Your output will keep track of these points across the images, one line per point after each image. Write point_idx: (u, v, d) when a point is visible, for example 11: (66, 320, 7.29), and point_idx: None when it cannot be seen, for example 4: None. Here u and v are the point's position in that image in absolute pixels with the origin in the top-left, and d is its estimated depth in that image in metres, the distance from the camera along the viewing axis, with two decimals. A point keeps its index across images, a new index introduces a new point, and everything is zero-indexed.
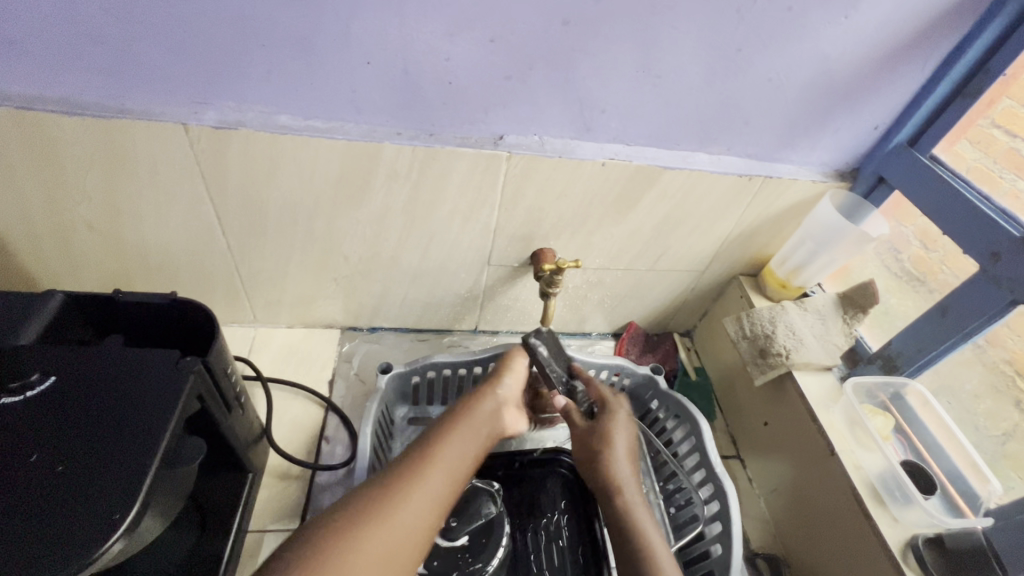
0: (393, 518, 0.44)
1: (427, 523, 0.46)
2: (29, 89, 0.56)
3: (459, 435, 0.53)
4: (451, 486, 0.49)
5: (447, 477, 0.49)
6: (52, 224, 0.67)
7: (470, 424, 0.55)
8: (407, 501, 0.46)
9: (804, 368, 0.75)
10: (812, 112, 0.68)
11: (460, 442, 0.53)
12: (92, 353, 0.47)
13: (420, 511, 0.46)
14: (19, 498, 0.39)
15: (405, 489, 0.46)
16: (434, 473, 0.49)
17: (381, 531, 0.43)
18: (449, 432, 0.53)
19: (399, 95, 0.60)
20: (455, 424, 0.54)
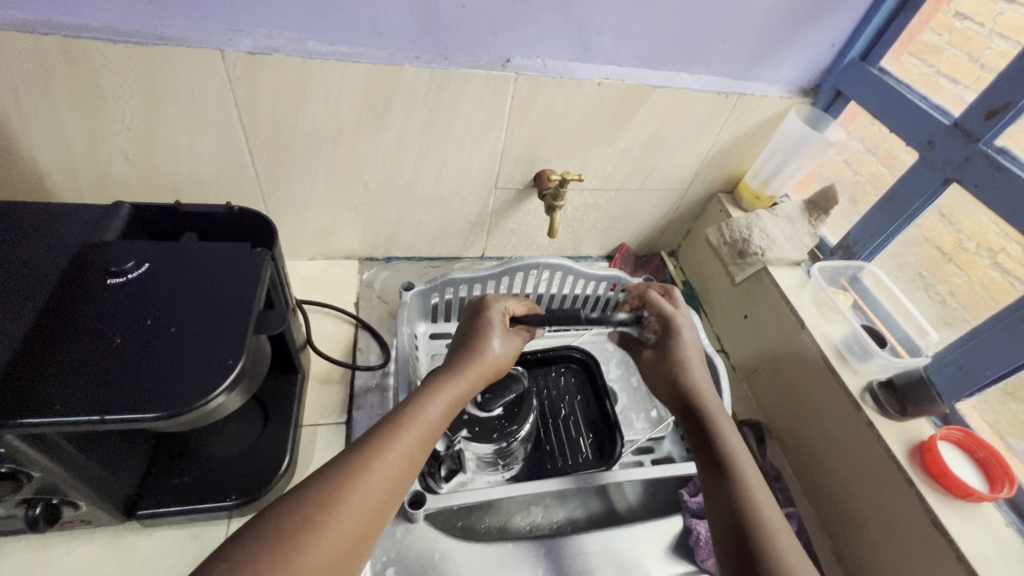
0: (349, 500, 0.47)
1: (378, 505, 0.49)
2: (75, 19, 0.60)
3: (416, 420, 0.55)
4: (406, 469, 0.52)
5: (398, 466, 0.51)
6: (91, 155, 0.71)
7: (431, 407, 0.56)
8: (356, 487, 0.48)
9: (777, 263, 0.87)
10: (780, 30, 0.77)
11: (417, 427, 0.55)
12: (174, 248, 0.53)
13: (371, 497, 0.48)
14: (144, 354, 0.46)
15: (357, 476, 0.48)
16: (382, 460, 0.51)
17: (337, 514, 0.46)
18: (426, 398, 0.57)
19: (418, 20, 0.67)
20: (421, 399, 0.57)
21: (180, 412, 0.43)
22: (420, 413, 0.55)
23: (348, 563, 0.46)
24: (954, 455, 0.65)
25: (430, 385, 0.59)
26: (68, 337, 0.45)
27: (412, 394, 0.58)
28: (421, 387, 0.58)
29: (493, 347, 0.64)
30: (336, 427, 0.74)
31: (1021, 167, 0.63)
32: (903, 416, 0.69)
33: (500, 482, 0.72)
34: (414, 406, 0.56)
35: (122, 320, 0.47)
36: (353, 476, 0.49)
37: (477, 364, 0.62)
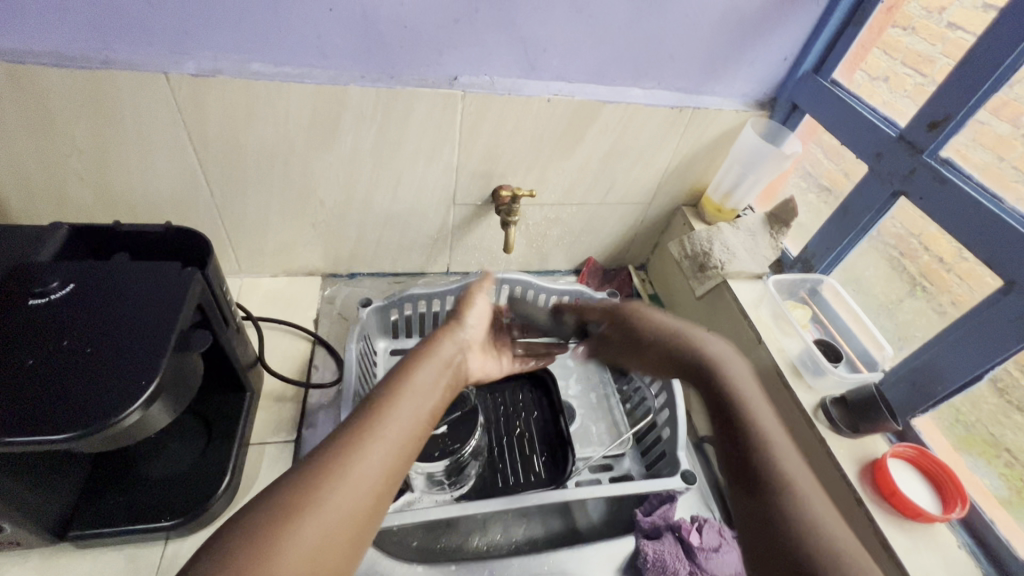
0: (335, 489, 0.42)
1: (371, 494, 0.44)
2: (19, 44, 0.61)
3: (407, 394, 0.50)
4: (400, 455, 0.47)
5: (391, 447, 0.46)
6: (44, 176, 0.73)
7: (417, 378, 0.52)
8: (346, 474, 0.43)
9: (737, 277, 0.86)
10: (729, 45, 0.78)
11: (411, 402, 0.50)
12: (103, 268, 0.54)
13: (366, 483, 0.44)
14: (57, 374, 0.46)
15: (346, 460, 0.44)
16: (376, 440, 0.46)
17: (319, 511, 0.41)
18: (410, 369, 0.52)
19: (361, 40, 0.67)
20: (405, 372, 0.52)
21: (87, 431, 0.43)
22: (405, 383, 0.51)
23: (335, 563, 0.40)
24: (905, 472, 0.64)
25: (411, 357, 0.54)
26: None
27: (394, 367, 0.53)
28: (404, 358, 0.54)
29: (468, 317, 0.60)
30: (284, 445, 0.74)
31: (963, 179, 0.62)
32: (855, 433, 0.67)
33: (448, 501, 0.71)
34: (401, 380, 0.51)
35: (40, 340, 0.47)
36: (345, 454, 0.44)
37: (454, 342, 0.58)
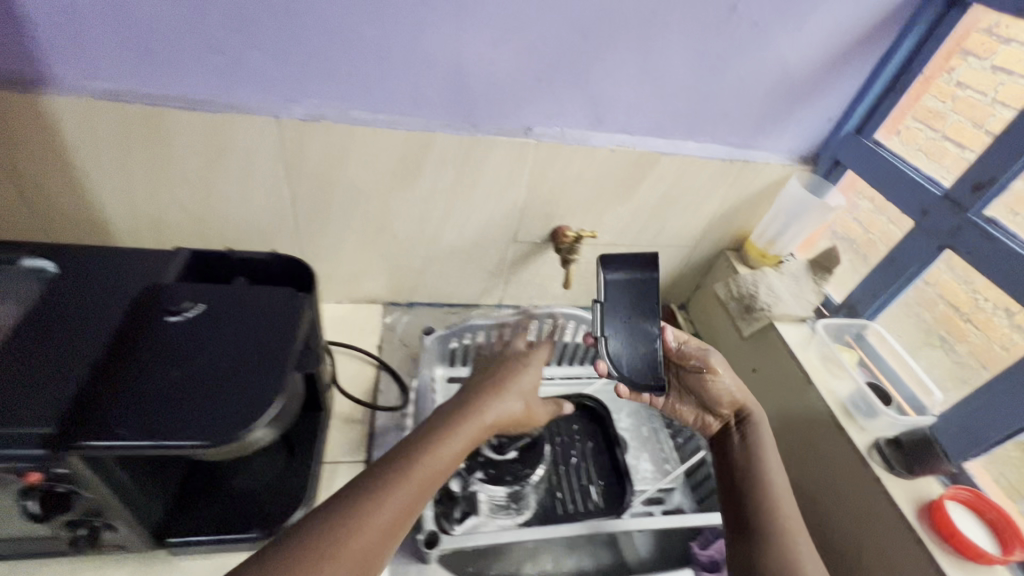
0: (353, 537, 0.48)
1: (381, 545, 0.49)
2: (155, 90, 0.69)
3: (433, 451, 0.56)
4: (408, 511, 0.52)
5: (408, 502, 0.52)
6: (151, 204, 0.79)
7: (451, 441, 0.57)
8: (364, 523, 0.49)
9: (784, 319, 0.91)
10: (779, 106, 0.85)
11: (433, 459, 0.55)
12: (227, 290, 0.59)
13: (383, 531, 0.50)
14: (195, 386, 0.50)
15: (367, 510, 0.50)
16: (395, 494, 0.51)
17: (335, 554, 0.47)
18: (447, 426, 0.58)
19: (452, 93, 0.75)
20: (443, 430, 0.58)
21: (225, 441, 0.47)
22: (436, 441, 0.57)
23: None
24: (963, 516, 0.66)
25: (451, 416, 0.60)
26: (130, 367, 0.50)
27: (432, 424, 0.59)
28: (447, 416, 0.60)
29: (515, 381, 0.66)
30: (355, 465, 0.77)
31: (1008, 237, 0.67)
32: (912, 474, 0.70)
33: (513, 526, 0.73)
34: (431, 438, 0.57)
35: (178, 354, 0.52)
36: (365, 503, 0.50)
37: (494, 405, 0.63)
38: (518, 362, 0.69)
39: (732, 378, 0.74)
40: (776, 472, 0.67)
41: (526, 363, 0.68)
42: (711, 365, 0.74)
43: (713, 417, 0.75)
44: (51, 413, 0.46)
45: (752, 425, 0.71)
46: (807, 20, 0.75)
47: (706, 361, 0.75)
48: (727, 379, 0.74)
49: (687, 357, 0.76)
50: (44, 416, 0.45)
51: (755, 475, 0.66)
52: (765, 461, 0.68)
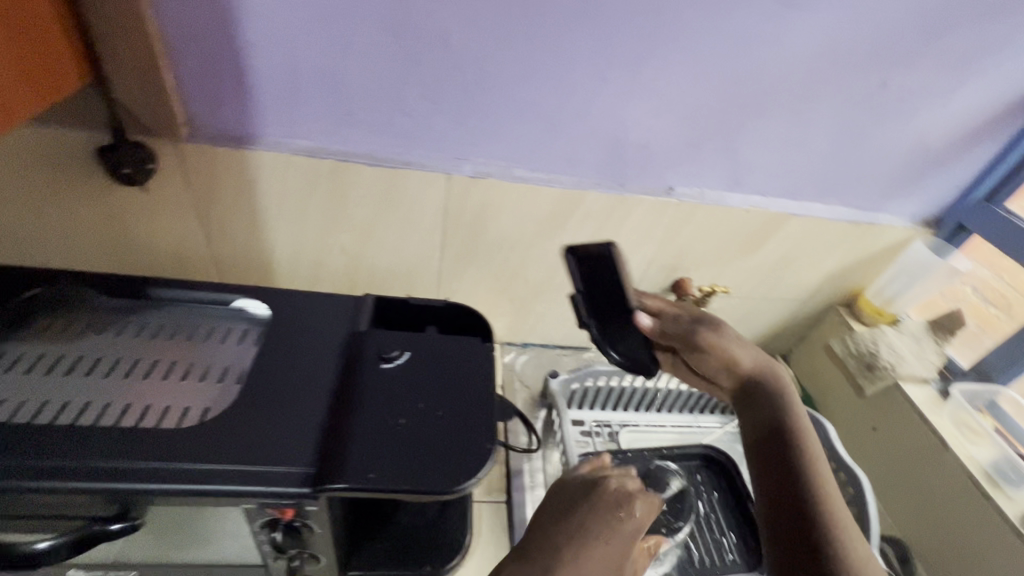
0: None
1: None
2: (345, 147, 0.75)
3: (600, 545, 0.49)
4: None
5: None
6: (316, 247, 0.85)
7: (626, 527, 0.51)
8: None
9: (908, 380, 0.92)
10: (910, 173, 0.87)
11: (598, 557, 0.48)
12: (423, 338, 0.64)
13: None
14: (421, 433, 0.55)
15: None
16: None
17: None
18: (612, 521, 0.51)
19: (607, 156, 0.80)
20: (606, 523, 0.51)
21: (453, 490, 0.51)
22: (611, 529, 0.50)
23: None
24: None
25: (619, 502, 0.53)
26: (362, 413, 0.55)
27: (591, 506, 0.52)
28: (610, 504, 0.52)
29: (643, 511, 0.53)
30: (501, 506, 0.81)
31: None
32: None
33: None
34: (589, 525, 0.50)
35: (400, 401, 0.57)
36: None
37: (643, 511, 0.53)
38: (610, 510, 0.52)
39: (754, 358, 0.67)
40: (791, 407, 0.62)
41: (624, 514, 0.51)
42: (710, 340, 0.66)
43: (726, 384, 0.67)
44: (308, 457, 0.51)
45: (768, 390, 0.64)
46: (952, 97, 0.78)
47: (692, 339, 0.67)
48: (738, 350, 0.66)
49: (669, 335, 0.68)
50: (304, 459, 0.51)
51: (780, 440, 0.59)
52: (792, 408, 0.62)
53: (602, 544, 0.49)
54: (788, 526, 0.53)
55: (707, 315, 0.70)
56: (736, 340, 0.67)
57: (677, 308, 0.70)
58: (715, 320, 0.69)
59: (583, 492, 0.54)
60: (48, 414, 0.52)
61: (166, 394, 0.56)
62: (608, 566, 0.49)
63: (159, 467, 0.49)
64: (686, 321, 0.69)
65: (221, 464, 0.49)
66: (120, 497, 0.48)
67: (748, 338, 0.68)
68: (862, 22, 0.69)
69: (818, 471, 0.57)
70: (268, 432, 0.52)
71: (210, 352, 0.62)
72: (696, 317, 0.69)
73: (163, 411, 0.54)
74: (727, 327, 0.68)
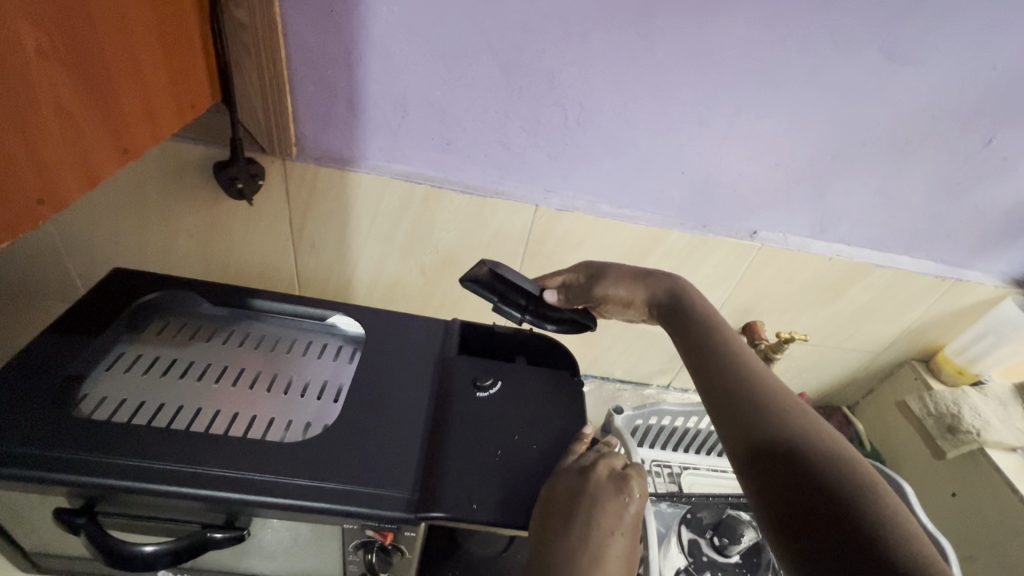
0: None
1: None
2: (440, 174, 0.77)
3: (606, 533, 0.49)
4: None
5: None
6: (398, 267, 0.88)
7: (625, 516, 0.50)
8: None
9: (993, 446, 0.88)
10: (1005, 232, 0.85)
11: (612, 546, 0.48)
12: (514, 368, 0.65)
13: None
14: (517, 466, 0.55)
15: None
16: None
17: None
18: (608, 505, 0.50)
19: (694, 197, 0.80)
20: (601, 507, 0.50)
21: None
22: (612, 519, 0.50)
23: None
24: None
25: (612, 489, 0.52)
26: (460, 440, 0.56)
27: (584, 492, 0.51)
28: (608, 488, 0.52)
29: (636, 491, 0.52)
30: None
31: None
32: None
33: None
34: (588, 512, 0.50)
35: (495, 431, 0.57)
36: None
37: (628, 490, 0.52)
38: (614, 499, 0.51)
39: (645, 287, 0.69)
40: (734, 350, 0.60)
41: (627, 498, 0.51)
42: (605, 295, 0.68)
43: (639, 312, 0.70)
44: (410, 481, 0.52)
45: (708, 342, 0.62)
46: None
47: (592, 296, 0.69)
48: (627, 288, 0.69)
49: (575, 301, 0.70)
50: (406, 484, 0.52)
51: (725, 384, 0.57)
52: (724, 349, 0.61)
53: (613, 538, 0.49)
54: (793, 490, 0.45)
55: (592, 267, 0.72)
56: (621, 276, 0.70)
57: (572, 273, 0.71)
58: (599, 270, 0.71)
59: (577, 487, 0.51)
60: (162, 416, 0.54)
61: (267, 406, 0.58)
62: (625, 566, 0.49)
63: (267, 479, 0.49)
64: (585, 283, 0.70)
65: (327, 482, 0.50)
66: (227, 505, 0.49)
67: (641, 272, 0.70)
68: (975, 80, 0.68)
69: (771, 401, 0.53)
70: (371, 453, 0.53)
71: (307, 366, 0.63)
72: (636, 275, 0.70)
73: (268, 422, 0.56)
74: (610, 270, 0.70)
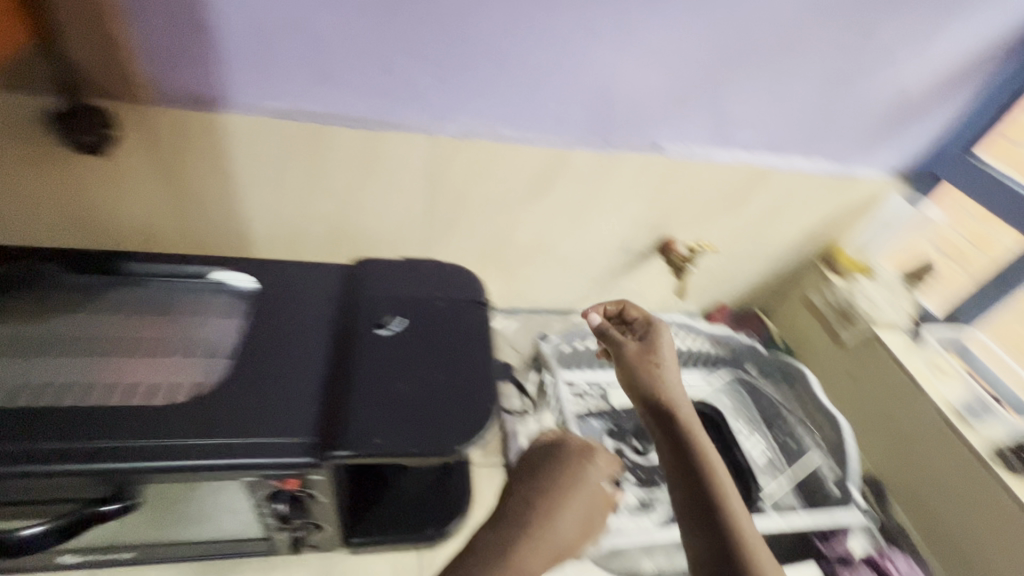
0: None
1: None
2: (322, 108, 0.71)
3: (560, 495, 0.51)
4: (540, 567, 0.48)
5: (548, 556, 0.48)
6: (296, 215, 0.82)
7: (587, 478, 0.53)
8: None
9: (883, 328, 0.96)
10: (889, 124, 0.88)
11: (571, 512, 0.50)
12: (417, 303, 0.62)
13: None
14: (420, 397, 0.53)
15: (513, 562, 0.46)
16: (539, 543, 0.48)
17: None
18: (568, 471, 0.53)
19: (595, 112, 0.78)
20: (559, 468, 0.53)
21: (453, 453, 0.50)
22: (573, 479, 0.52)
23: None
24: None
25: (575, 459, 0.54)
26: (359, 380, 0.53)
27: (553, 457, 0.54)
28: (575, 451, 0.54)
29: (591, 465, 0.53)
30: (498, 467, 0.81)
31: None
32: None
33: (652, 524, 0.80)
34: (555, 473, 0.53)
35: (396, 366, 0.55)
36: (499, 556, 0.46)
37: (593, 464, 0.54)
38: (581, 461, 0.53)
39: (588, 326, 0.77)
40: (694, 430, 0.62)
41: (590, 464, 0.53)
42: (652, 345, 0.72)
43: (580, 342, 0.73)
44: (308, 427, 0.50)
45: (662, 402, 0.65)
46: (932, 45, 0.78)
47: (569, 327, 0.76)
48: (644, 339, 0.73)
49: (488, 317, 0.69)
50: (303, 429, 0.50)
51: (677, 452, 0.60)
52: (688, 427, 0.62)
53: (567, 500, 0.51)
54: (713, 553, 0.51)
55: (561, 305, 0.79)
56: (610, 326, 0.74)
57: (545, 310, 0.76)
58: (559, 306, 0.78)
59: (545, 455, 0.54)
60: (28, 396, 0.50)
61: (154, 373, 0.54)
62: (577, 522, 0.50)
63: (149, 445, 0.46)
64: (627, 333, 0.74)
65: (218, 439, 0.48)
66: (113, 477, 0.46)
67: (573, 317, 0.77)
68: None
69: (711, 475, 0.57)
70: (262, 405, 0.51)
71: (196, 328, 0.60)
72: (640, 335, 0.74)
73: (152, 389, 0.53)
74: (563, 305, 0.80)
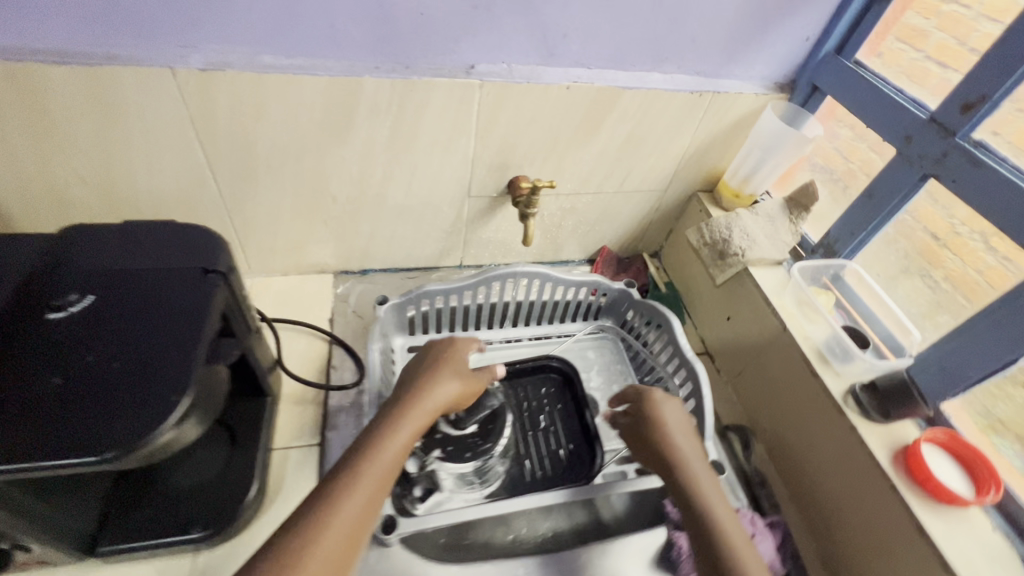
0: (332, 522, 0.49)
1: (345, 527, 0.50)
2: (18, 41, 0.58)
3: (403, 418, 0.60)
4: (381, 488, 0.54)
5: (381, 478, 0.54)
6: (45, 178, 0.69)
7: (429, 397, 0.64)
8: (348, 498, 0.51)
9: (758, 264, 0.86)
10: (752, 26, 0.75)
11: (406, 429, 0.60)
12: (121, 275, 0.51)
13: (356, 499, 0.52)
14: (83, 393, 0.44)
15: (349, 486, 0.52)
16: (371, 465, 0.55)
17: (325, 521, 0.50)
18: (414, 394, 0.63)
19: (378, 28, 0.65)
20: (414, 392, 0.64)
21: (107, 459, 0.41)
22: (417, 401, 0.63)
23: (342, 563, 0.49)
24: (937, 456, 0.66)
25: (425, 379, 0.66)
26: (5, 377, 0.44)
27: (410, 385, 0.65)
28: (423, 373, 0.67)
29: (438, 383, 0.66)
30: (309, 449, 0.73)
31: (999, 164, 0.62)
32: (888, 417, 0.67)
33: (477, 500, 0.74)
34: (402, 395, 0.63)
35: (61, 358, 0.45)
36: (340, 484, 0.52)
37: (443, 377, 0.67)
38: (432, 373, 0.67)
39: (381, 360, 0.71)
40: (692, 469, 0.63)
41: (441, 377, 0.67)
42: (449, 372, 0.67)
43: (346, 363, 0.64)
44: None
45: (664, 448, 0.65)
46: None
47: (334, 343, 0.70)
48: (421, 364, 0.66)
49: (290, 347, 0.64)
50: None
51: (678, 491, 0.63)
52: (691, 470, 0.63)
53: (407, 417, 0.61)
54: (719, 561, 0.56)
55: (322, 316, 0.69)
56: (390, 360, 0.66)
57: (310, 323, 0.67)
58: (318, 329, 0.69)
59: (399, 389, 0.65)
60: None
61: None
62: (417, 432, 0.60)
63: None
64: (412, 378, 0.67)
65: None
66: None
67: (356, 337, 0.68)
68: None
69: (692, 498, 0.61)
70: None
71: None
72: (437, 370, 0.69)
73: None
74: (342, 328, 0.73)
